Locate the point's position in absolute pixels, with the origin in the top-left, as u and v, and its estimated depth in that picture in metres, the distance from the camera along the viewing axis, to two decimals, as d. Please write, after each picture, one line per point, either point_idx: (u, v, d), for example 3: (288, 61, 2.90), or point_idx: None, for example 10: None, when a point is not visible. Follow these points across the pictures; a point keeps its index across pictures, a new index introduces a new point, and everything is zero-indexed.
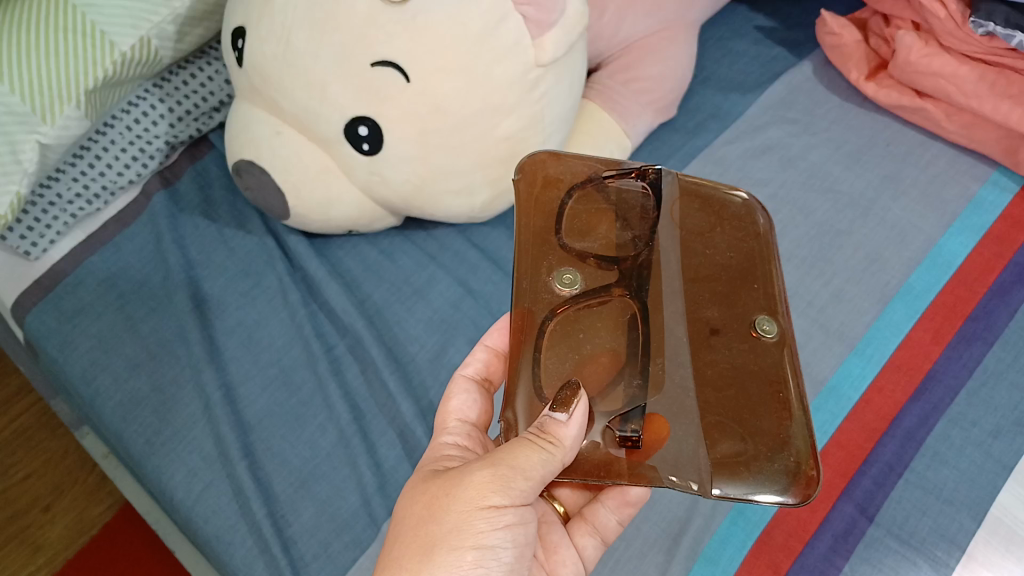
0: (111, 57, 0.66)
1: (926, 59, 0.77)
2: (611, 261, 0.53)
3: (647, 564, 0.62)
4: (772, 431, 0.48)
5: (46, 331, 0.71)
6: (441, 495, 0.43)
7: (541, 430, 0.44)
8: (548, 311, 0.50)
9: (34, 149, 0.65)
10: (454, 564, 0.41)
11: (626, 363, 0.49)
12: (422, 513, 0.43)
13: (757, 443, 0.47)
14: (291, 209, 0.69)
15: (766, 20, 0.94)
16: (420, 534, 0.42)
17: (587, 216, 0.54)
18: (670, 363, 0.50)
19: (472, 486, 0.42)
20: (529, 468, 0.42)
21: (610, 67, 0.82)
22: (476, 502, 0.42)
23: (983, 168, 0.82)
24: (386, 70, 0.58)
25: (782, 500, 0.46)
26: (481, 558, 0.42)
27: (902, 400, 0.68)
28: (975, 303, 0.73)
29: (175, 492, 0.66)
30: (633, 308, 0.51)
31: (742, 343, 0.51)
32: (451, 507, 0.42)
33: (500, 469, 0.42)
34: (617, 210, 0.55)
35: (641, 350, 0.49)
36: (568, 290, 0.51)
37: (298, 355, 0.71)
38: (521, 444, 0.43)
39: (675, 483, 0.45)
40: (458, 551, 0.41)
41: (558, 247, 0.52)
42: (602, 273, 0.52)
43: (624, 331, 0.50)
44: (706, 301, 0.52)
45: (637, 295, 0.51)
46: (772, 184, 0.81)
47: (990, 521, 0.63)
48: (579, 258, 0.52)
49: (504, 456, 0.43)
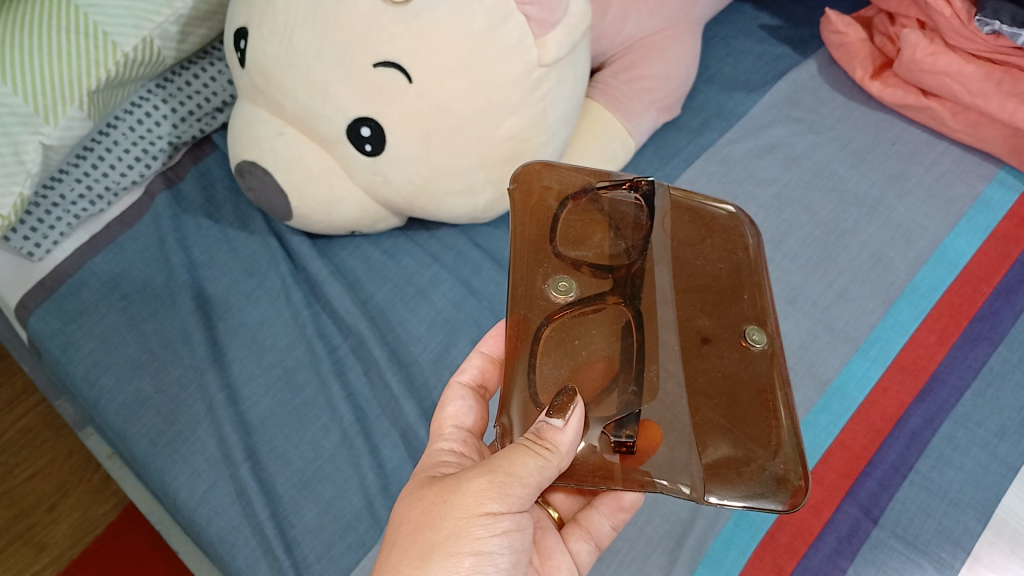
0: (114, 57, 0.66)
1: (931, 58, 0.77)
2: (605, 269, 0.52)
3: (650, 565, 0.62)
4: (762, 439, 0.47)
5: (50, 332, 0.71)
6: (438, 502, 0.43)
7: (537, 436, 0.43)
8: (543, 318, 0.49)
9: (38, 150, 0.65)
10: (451, 571, 0.41)
11: (620, 371, 0.48)
12: (419, 520, 0.43)
13: (747, 450, 0.47)
14: (294, 209, 0.69)
15: (770, 18, 0.94)
16: (417, 540, 0.42)
17: (582, 225, 0.53)
18: (664, 371, 0.49)
19: (470, 494, 0.42)
20: (525, 475, 0.42)
21: (614, 67, 0.81)
22: (473, 510, 0.42)
23: (989, 167, 0.81)
24: (388, 70, 0.58)
25: (774, 506, 0.45)
26: (478, 564, 0.42)
27: (908, 401, 0.68)
28: (980, 303, 0.73)
29: (179, 493, 0.66)
30: (627, 315, 0.50)
31: (732, 352, 0.50)
32: (448, 514, 0.42)
33: (497, 476, 0.42)
34: (610, 220, 0.54)
35: (635, 357, 0.49)
36: (564, 298, 0.50)
37: (301, 356, 0.71)
38: (517, 450, 0.43)
39: (668, 488, 0.45)
40: (455, 557, 0.41)
41: (553, 255, 0.51)
42: (597, 282, 0.51)
43: (618, 338, 0.49)
44: (697, 310, 0.52)
45: (632, 303, 0.51)
46: (777, 184, 0.81)
47: (996, 523, 0.63)
48: (574, 267, 0.51)
49: (501, 462, 0.42)
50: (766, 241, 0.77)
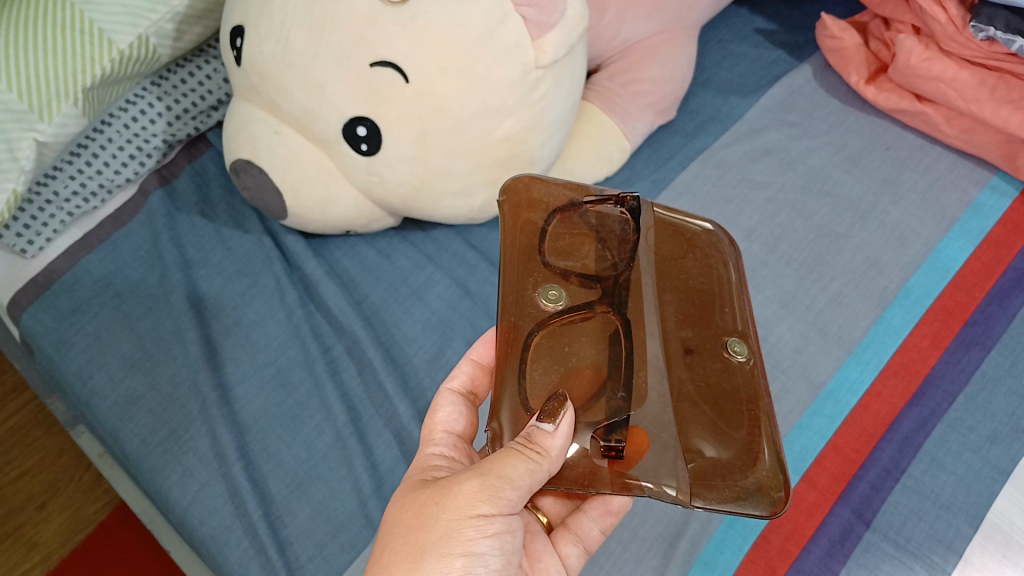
0: (109, 55, 0.66)
1: (926, 64, 0.77)
2: (593, 280, 0.52)
3: (644, 567, 0.62)
4: (745, 446, 0.48)
5: (42, 329, 0.71)
6: (429, 504, 0.43)
7: (528, 440, 0.43)
8: (533, 325, 0.49)
9: (32, 147, 0.65)
10: (443, 572, 0.41)
11: (608, 377, 0.48)
12: (412, 521, 0.43)
13: (731, 457, 0.47)
14: (289, 209, 0.69)
15: (766, 22, 0.94)
16: (409, 542, 0.42)
17: (570, 238, 0.53)
18: (652, 378, 0.48)
19: (462, 494, 0.42)
20: (516, 478, 0.42)
21: (610, 69, 0.81)
22: (464, 511, 0.42)
23: (982, 173, 0.81)
24: (385, 70, 0.58)
25: (756, 513, 0.46)
26: (469, 564, 0.42)
27: (900, 405, 0.68)
28: (973, 308, 0.73)
29: (171, 493, 0.65)
30: (616, 323, 0.50)
31: (714, 362, 0.51)
32: (439, 516, 0.42)
33: (488, 479, 0.42)
34: (597, 234, 0.54)
35: (623, 364, 0.48)
36: (553, 306, 0.50)
37: (295, 356, 0.71)
38: (508, 453, 0.42)
39: (654, 491, 0.44)
40: (446, 558, 0.41)
41: (542, 265, 0.51)
42: (585, 291, 0.51)
43: (607, 345, 0.49)
44: (681, 322, 0.52)
45: (620, 312, 0.50)
46: (771, 188, 0.81)
47: (987, 527, 0.63)
48: (563, 277, 0.51)
49: (492, 465, 0.42)
50: (761, 244, 0.77)
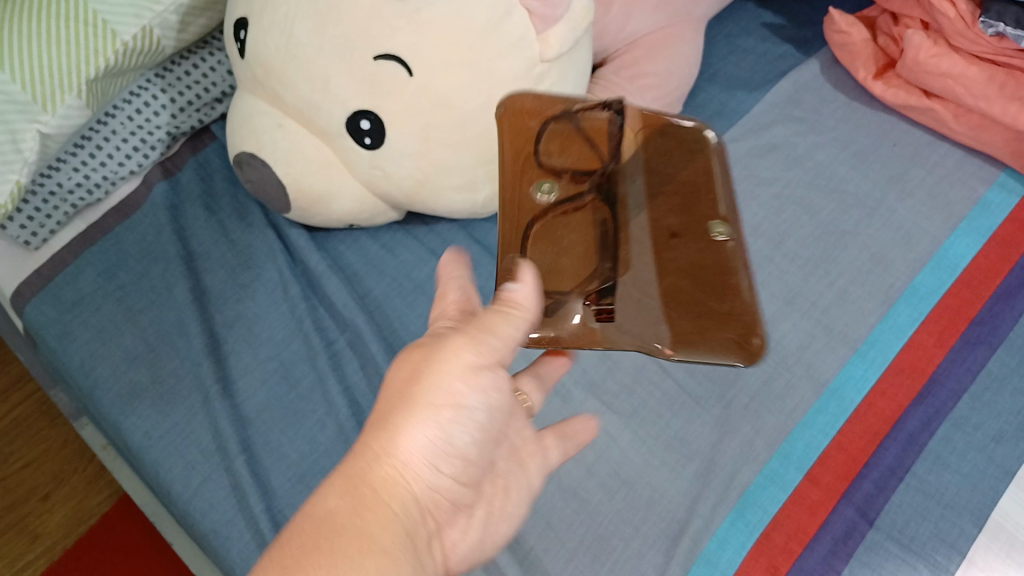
0: (113, 46, 0.65)
1: (934, 59, 0.76)
2: (583, 174, 0.55)
3: (646, 564, 0.62)
4: (726, 312, 0.51)
5: (46, 321, 0.71)
6: (418, 361, 0.40)
7: (502, 299, 0.43)
8: (530, 218, 0.52)
9: (35, 139, 0.65)
10: (436, 420, 0.38)
11: (598, 253, 0.53)
12: (399, 380, 0.39)
13: (710, 319, 0.51)
14: (292, 202, 0.69)
15: (773, 17, 0.94)
16: (397, 396, 0.39)
17: (562, 140, 0.54)
18: (636, 255, 0.54)
19: (451, 352, 0.40)
20: (500, 331, 0.41)
21: (615, 63, 0.81)
22: (455, 363, 0.39)
23: (990, 170, 0.81)
24: (389, 63, 0.58)
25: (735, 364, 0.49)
26: (459, 415, 0.39)
27: (905, 403, 0.68)
28: (979, 307, 0.73)
29: (174, 486, 0.65)
30: (603, 210, 0.55)
31: (698, 242, 0.54)
32: (429, 369, 0.39)
33: (475, 332, 0.40)
34: (587, 136, 0.55)
35: (610, 242, 0.53)
36: (546, 197, 0.53)
37: (298, 350, 0.71)
38: (488, 314, 0.42)
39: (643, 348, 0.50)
40: (438, 406, 0.38)
41: (535, 165, 0.53)
42: (575, 185, 0.54)
43: (596, 227, 0.54)
44: (667, 211, 0.55)
45: (608, 198, 0.55)
46: (777, 184, 0.80)
47: (991, 527, 0.63)
48: (556, 173, 0.54)
49: (476, 325, 0.41)
50: (766, 241, 0.77)
